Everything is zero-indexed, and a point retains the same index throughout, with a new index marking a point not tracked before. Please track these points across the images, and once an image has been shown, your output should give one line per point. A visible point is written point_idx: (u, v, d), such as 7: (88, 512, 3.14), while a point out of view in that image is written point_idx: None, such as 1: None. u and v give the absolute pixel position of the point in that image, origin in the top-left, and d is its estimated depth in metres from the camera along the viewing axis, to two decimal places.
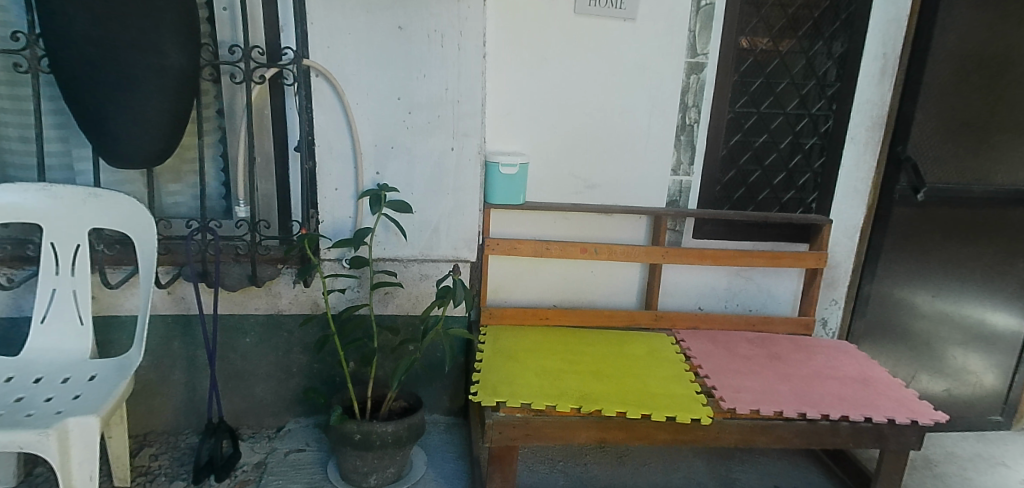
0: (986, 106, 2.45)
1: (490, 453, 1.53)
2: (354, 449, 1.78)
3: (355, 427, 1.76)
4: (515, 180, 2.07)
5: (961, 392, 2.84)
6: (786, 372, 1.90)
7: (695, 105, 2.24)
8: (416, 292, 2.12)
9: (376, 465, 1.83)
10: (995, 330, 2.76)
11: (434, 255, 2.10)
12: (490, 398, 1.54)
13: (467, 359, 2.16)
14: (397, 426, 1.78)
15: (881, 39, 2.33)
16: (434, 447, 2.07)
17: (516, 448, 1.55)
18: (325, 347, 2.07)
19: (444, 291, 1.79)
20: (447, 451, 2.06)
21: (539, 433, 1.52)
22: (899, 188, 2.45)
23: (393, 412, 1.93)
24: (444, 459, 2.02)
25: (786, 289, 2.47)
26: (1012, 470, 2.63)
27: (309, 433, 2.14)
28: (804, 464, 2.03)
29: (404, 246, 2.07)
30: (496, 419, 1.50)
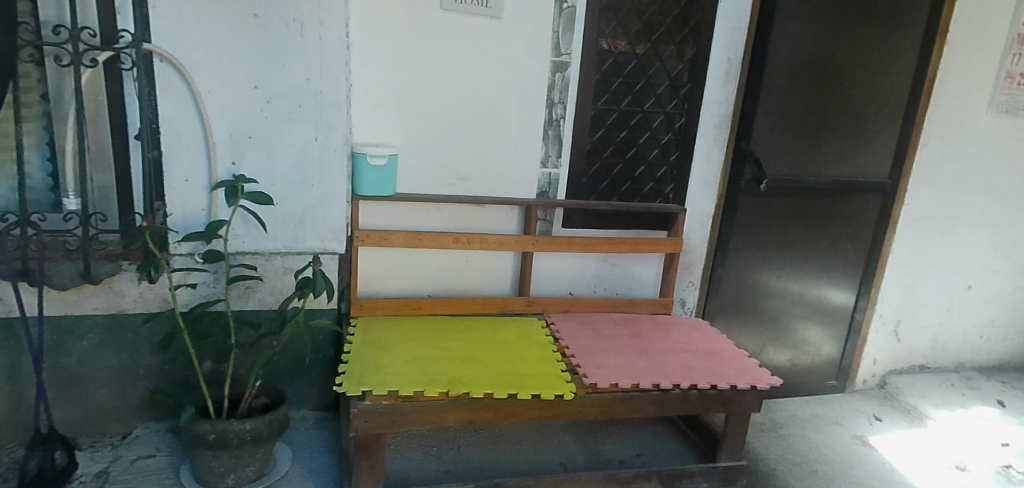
0: (815, 107, 2.76)
1: (355, 443, 1.55)
2: (209, 449, 1.71)
3: (209, 427, 1.68)
4: (384, 172, 2.06)
5: (802, 360, 3.21)
6: (645, 348, 2.07)
7: (561, 102, 2.35)
8: (279, 286, 2.06)
9: (234, 464, 1.75)
10: (827, 304, 3.15)
11: (298, 248, 2.05)
12: (356, 388, 1.53)
13: (337, 351, 2.14)
14: (256, 423, 1.73)
15: (725, 45, 2.58)
16: (302, 443, 2.02)
17: (383, 435, 1.58)
18: (173, 344, 1.96)
19: (303, 282, 1.77)
20: (316, 445, 2.02)
21: (406, 419, 1.55)
22: (745, 179, 2.74)
23: (253, 410, 1.86)
24: (312, 454, 1.98)
25: (645, 273, 2.66)
26: (843, 427, 3.01)
27: (160, 438, 2.01)
28: (664, 433, 2.21)
29: (264, 239, 2.01)
30: (362, 409, 1.51)
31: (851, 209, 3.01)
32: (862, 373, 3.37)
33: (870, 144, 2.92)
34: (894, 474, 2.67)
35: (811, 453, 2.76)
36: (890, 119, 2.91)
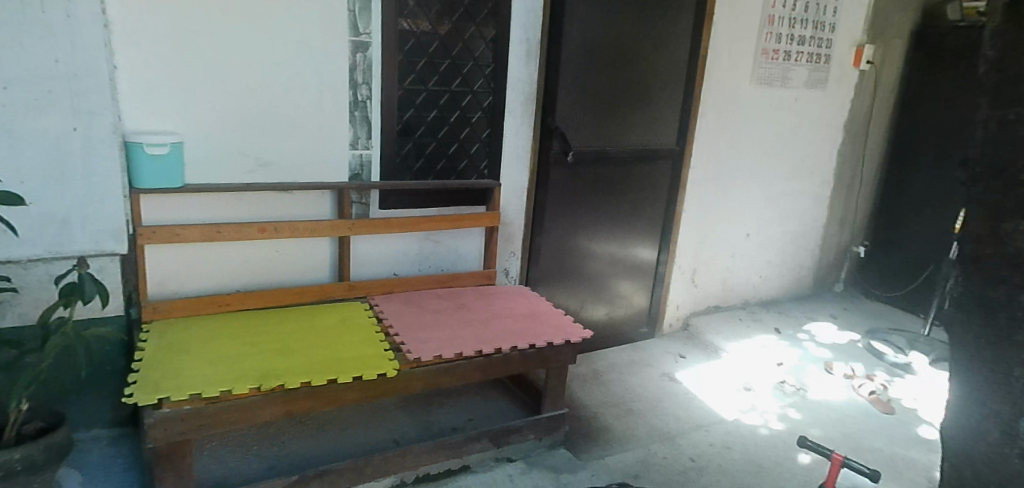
0: (610, 83, 3.01)
1: (155, 453, 1.45)
2: None
3: None
4: (166, 161, 1.91)
5: (617, 313, 3.53)
6: (468, 318, 2.16)
7: (365, 82, 2.33)
8: (42, 294, 1.88)
9: None
10: (634, 261, 3.48)
11: (66, 252, 1.85)
12: (151, 396, 1.42)
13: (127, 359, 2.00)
14: (28, 450, 1.54)
15: (524, 26, 2.71)
16: (95, 464, 1.86)
17: (189, 440, 1.49)
18: None
19: (68, 289, 1.65)
20: (113, 465, 1.86)
21: (213, 420, 1.48)
22: (554, 152, 2.95)
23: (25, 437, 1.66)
24: (109, 474, 1.82)
25: (467, 247, 2.73)
26: (654, 368, 3.37)
27: None
28: (495, 396, 2.34)
29: (16, 246, 1.78)
30: (158, 417, 1.41)
31: (647, 174, 3.34)
32: (668, 318, 3.79)
33: (659, 116, 3.26)
34: (695, 401, 3.06)
35: (627, 394, 3.07)
36: (673, 92, 3.27)
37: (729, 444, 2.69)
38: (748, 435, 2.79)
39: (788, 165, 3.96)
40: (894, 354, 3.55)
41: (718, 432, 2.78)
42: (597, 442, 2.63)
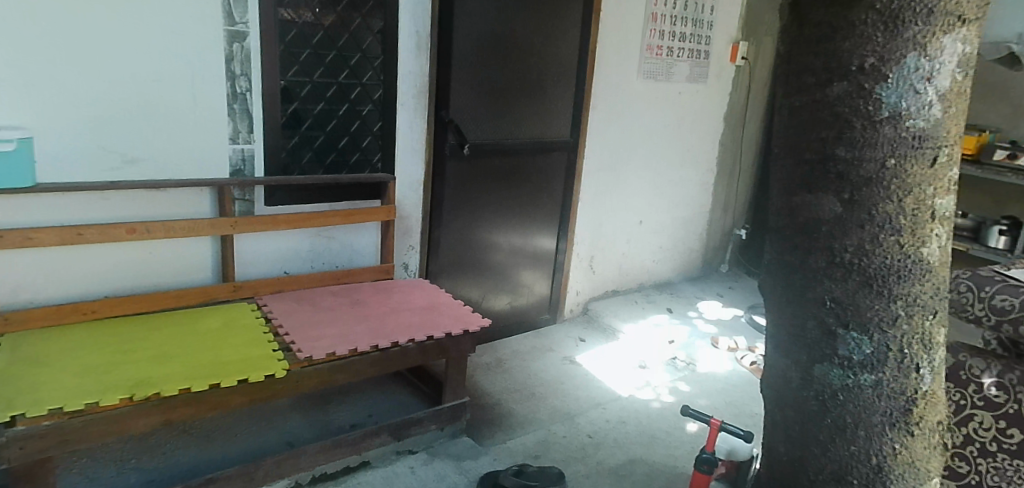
0: (503, 76, 3.05)
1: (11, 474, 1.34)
2: None
3: None
4: (12, 158, 1.76)
5: (519, 301, 3.61)
6: (364, 313, 2.13)
7: (244, 74, 2.24)
8: None
9: None
10: (533, 250, 3.57)
11: None
12: (3, 413, 1.31)
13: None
14: None
15: (412, 19, 2.68)
16: None
17: (52, 457, 1.40)
18: None
19: None
20: None
21: (78, 435, 1.39)
22: (449, 145, 2.96)
23: None
24: None
25: (364, 242, 2.68)
26: (555, 352, 3.47)
27: None
28: (395, 390, 2.34)
29: None
30: (12, 435, 1.31)
31: (543, 166, 3.42)
32: (568, 303, 3.90)
33: (552, 109, 3.34)
34: (594, 381, 3.18)
35: (529, 379, 3.15)
36: (565, 85, 3.36)
37: (624, 419, 2.84)
38: (642, 409, 2.95)
39: (675, 154, 4.19)
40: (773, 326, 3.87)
41: (615, 409, 2.92)
42: (500, 427, 2.68)
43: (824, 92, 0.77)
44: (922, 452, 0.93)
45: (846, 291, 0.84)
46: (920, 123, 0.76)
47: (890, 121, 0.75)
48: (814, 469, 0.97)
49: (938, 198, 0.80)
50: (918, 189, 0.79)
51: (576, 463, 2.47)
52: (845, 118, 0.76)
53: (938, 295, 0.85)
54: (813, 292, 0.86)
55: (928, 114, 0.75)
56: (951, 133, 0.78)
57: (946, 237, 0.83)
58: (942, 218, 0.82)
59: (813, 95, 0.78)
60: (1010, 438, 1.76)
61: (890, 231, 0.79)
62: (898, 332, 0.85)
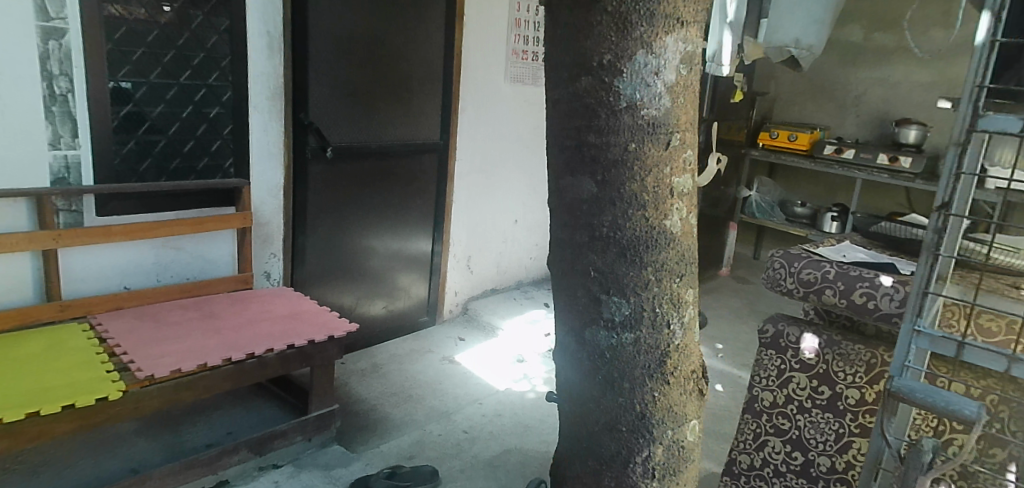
0: (366, 78, 3.01)
1: None
2: None
3: None
4: None
5: (396, 305, 3.57)
6: (218, 326, 2.03)
7: (64, 74, 2.09)
8: None
9: None
10: (407, 253, 3.55)
11: None
12: None
13: None
14: None
15: (262, 18, 2.59)
16: None
17: None
18: None
19: None
20: None
21: None
22: (310, 148, 2.88)
23: None
24: None
25: (218, 252, 2.54)
26: (433, 353, 3.48)
27: None
28: (258, 404, 2.25)
29: None
30: None
31: (413, 168, 3.41)
32: (447, 304, 3.89)
33: (420, 111, 3.34)
34: (471, 378, 3.23)
35: (406, 382, 3.13)
36: (431, 88, 3.37)
37: (499, 412, 2.91)
38: (517, 401, 3.03)
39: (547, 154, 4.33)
40: None
41: (491, 404, 2.98)
42: (374, 432, 2.66)
43: (574, 84, 0.64)
44: (689, 444, 0.77)
45: (605, 261, 0.67)
46: (653, 114, 0.65)
47: (629, 111, 0.63)
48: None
49: (677, 178, 0.67)
50: (658, 165, 0.66)
51: (452, 459, 2.50)
52: (588, 107, 0.64)
53: (689, 263, 0.72)
54: (578, 263, 0.69)
55: (661, 105, 0.64)
56: (683, 119, 0.67)
57: (692, 222, 0.71)
58: (684, 196, 0.69)
59: (566, 86, 0.65)
60: (819, 393, 2.02)
61: (637, 210, 0.66)
62: (655, 304, 0.70)
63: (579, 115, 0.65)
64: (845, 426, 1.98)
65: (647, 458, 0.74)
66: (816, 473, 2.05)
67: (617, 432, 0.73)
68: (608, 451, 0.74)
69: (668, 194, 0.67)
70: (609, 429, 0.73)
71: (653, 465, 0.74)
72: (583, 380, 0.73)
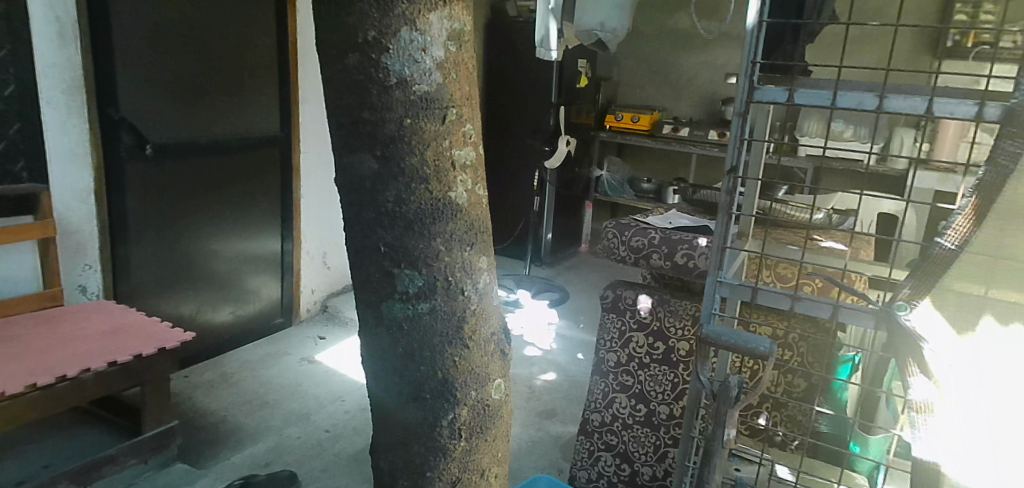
0: (186, 68, 2.78)
1: None
2: None
3: None
4: None
5: (244, 310, 3.35)
6: (19, 350, 1.80)
7: None
8: None
9: None
10: (254, 254, 3.34)
11: None
12: None
13: None
14: None
15: (48, 2, 2.30)
16: None
17: None
18: None
19: None
20: None
21: None
22: (124, 145, 2.61)
23: None
24: None
25: (17, 266, 2.38)
26: (290, 355, 3.32)
27: None
28: (80, 430, 2.04)
29: None
30: None
31: (252, 163, 3.20)
32: (303, 303, 3.71)
33: (255, 103, 3.14)
34: (335, 376, 3.12)
35: (261, 388, 2.97)
36: (266, 78, 3.17)
37: (362, 406, 2.85)
38: None
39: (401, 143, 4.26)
40: (508, 294, 4.24)
41: (354, 399, 2.90)
42: (226, 444, 2.50)
43: (341, 61, 0.65)
44: (496, 399, 0.82)
45: (395, 235, 0.69)
46: (425, 90, 0.66)
47: (399, 89, 0.64)
48: (404, 460, 0.79)
49: (457, 150, 0.70)
50: (437, 141, 0.68)
51: (312, 460, 2.42)
52: (358, 84, 0.64)
53: (479, 231, 0.75)
54: (366, 239, 0.71)
55: (431, 81, 0.66)
56: (459, 96, 0.69)
57: (479, 192, 0.74)
58: (468, 168, 0.72)
59: (333, 64, 0.65)
60: (656, 349, 2.21)
61: (417, 183, 0.67)
62: (445, 271, 0.72)
63: (353, 93, 0.65)
64: (679, 376, 2.19)
65: (454, 419, 0.77)
66: (659, 421, 2.24)
67: (423, 397, 0.76)
68: (417, 416, 0.77)
69: (452, 166, 0.70)
70: (418, 395, 0.76)
71: (461, 426, 0.78)
72: (386, 352, 0.76)
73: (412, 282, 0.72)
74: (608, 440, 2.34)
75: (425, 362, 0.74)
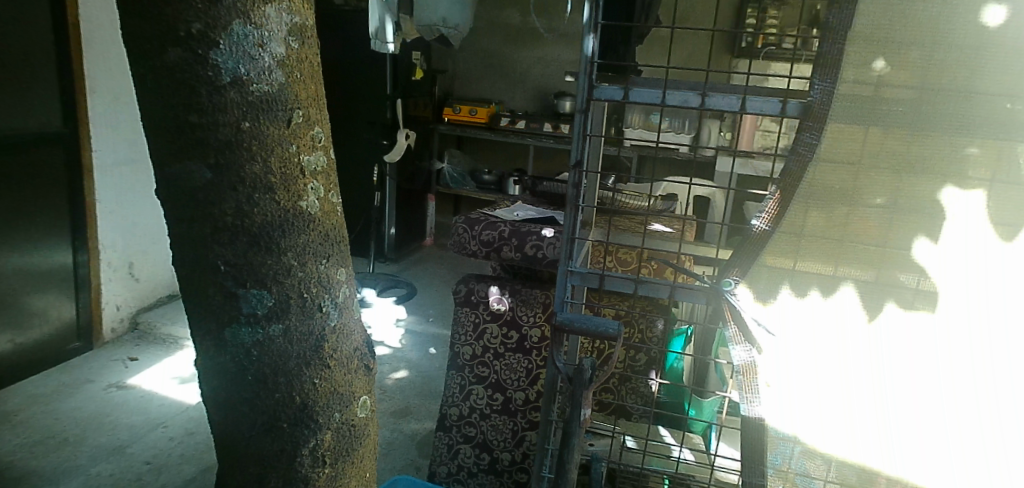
0: None
1: None
2: None
3: None
4: None
5: (27, 336, 2.87)
6: None
7: None
8: None
9: None
10: (37, 269, 2.87)
11: None
12: None
13: None
14: None
15: None
16: None
17: None
18: None
19: None
20: None
21: None
22: None
23: None
24: None
25: None
26: (96, 382, 2.90)
27: None
28: None
29: None
30: None
31: (29, 165, 2.76)
32: (107, 322, 3.26)
33: (27, 95, 2.71)
34: (154, 399, 2.79)
35: (58, 424, 2.57)
36: (39, 66, 2.75)
37: (191, 430, 2.57)
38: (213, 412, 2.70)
39: None
40: None
41: (178, 423, 2.61)
42: None
43: (157, 58, 0.56)
44: (361, 419, 0.77)
45: (236, 253, 0.62)
46: (266, 90, 0.60)
47: (234, 89, 0.57)
48: None
49: (305, 156, 0.64)
50: (282, 144, 0.62)
51: None
52: (183, 84, 0.56)
53: (335, 242, 0.70)
54: (202, 259, 0.63)
55: (271, 80, 0.59)
56: (305, 95, 0.64)
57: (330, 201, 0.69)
58: (319, 174, 0.67)
59: (147, 60, 0.56)
60: (510, 338, 2.26)
61: (262, 194, 0.61)
62: (299, 286, 0.66)
63: (175, 92, 0.57)
64: (533, 362, 2.26)
65: (315, 447, 0.72)
66: (515, 407, 2.29)
67: (280, 422, 0.69)
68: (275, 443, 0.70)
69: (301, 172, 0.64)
70: (274, 422, 0.69)
71: (324, 453, 0.73)
72: (232, 382, 0.68)
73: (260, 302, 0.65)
74: (467, 432, 2.34)
75: (280, 387, 0.68)
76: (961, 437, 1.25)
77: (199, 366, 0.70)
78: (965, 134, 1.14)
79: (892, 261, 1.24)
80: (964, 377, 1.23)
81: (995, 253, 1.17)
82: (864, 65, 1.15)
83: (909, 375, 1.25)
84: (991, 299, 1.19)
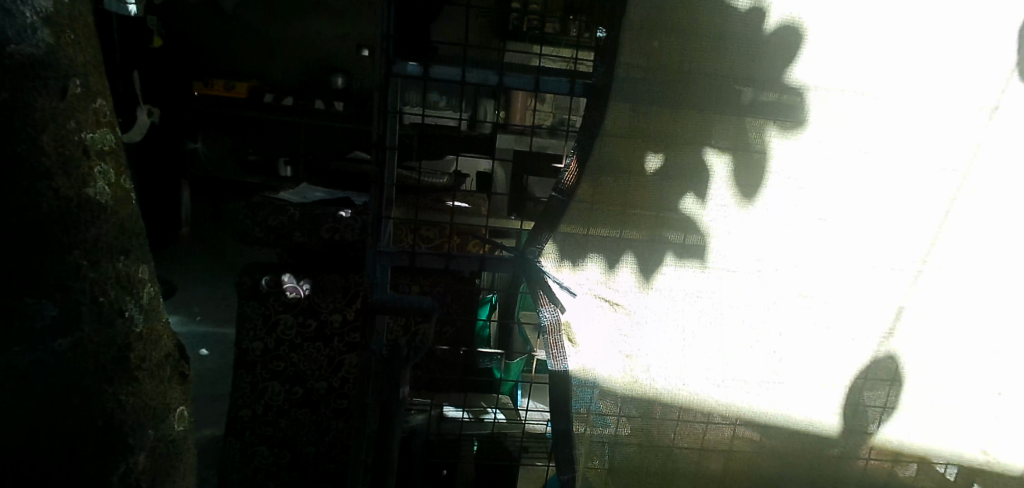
0: None
1: None
2: None
3: None
4: None
5: None
6: None
7: None
8: None
9: None
10: None
11: None
12: None
13: None
14: None
15: None
16: None
17: None
18: None
19: None
20: None
21: None
22: None
23: None
24: None
25: None
26: None
27: None
28: None
29: None
30: None
31: None
32: None
33: None
34: None
35: None
36: None
37: None
38: None
39: None
40: None
41: None
42: None
43: None
44: (179, 431, 1.65)
45: (81, 243, 1.38)
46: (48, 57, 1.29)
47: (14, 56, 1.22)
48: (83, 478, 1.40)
49: (80, 124, 1.36)
50: (61, 115, 1.31)
51: None
52: None
53: (117, 192, 1.47)
54: (59, 337, 1.38)
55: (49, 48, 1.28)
56: (75, 72, 1.34)
57: (120, 184, 1.48)
58: (98, 139, 1.42)
59: None
60: (307, 326, 2.14)
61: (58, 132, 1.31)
62: (82, 253, 1.38)
63: None
64: (334, 349, 2.17)
65: (134, 460, 1.49)
66: (317, 398, 2.17)
67: (100, 428, 1.43)
68: (86, 459, 1.41)
69: (93, 155, 1.41)
70: (110, 438, 1.44)
71: (139, 468, 1.51)
72: (74, 408, 1.40)
73: (45, 310, 1.36)
74: (264, 432, 2.15)
75: (125, 424, 1.47)
76: (717, 378, 1.41)
77: (55, 377, 1.38)
78: (715, 114, 1.29)
79: (664, 223, 1.34)
80: (726, 323, 1.39)
81: (746, 212, 1.32)
82: (638, 53, 1.27)
83: (684, 322, 1.39)
84: (744, 254, 1.34)
